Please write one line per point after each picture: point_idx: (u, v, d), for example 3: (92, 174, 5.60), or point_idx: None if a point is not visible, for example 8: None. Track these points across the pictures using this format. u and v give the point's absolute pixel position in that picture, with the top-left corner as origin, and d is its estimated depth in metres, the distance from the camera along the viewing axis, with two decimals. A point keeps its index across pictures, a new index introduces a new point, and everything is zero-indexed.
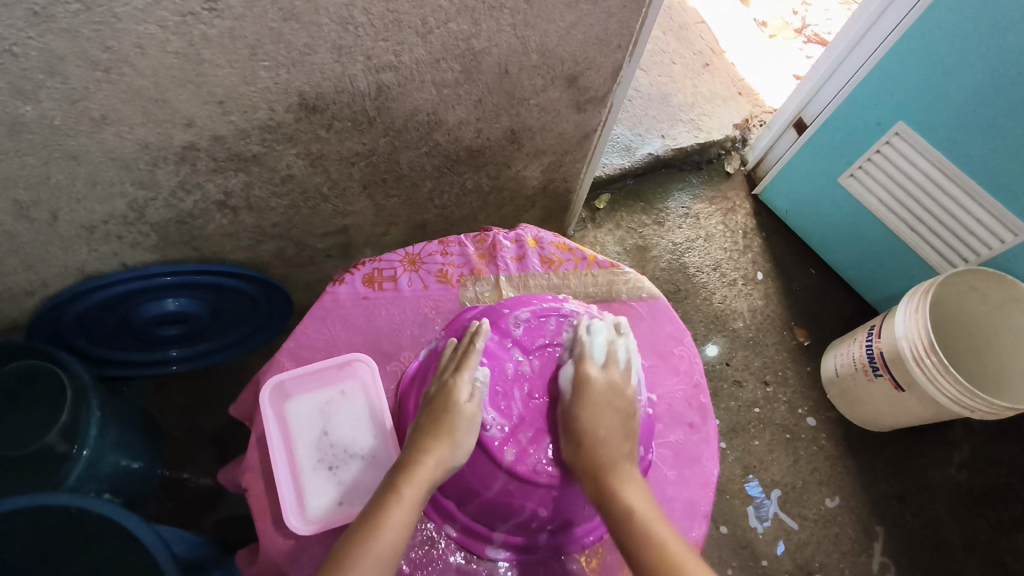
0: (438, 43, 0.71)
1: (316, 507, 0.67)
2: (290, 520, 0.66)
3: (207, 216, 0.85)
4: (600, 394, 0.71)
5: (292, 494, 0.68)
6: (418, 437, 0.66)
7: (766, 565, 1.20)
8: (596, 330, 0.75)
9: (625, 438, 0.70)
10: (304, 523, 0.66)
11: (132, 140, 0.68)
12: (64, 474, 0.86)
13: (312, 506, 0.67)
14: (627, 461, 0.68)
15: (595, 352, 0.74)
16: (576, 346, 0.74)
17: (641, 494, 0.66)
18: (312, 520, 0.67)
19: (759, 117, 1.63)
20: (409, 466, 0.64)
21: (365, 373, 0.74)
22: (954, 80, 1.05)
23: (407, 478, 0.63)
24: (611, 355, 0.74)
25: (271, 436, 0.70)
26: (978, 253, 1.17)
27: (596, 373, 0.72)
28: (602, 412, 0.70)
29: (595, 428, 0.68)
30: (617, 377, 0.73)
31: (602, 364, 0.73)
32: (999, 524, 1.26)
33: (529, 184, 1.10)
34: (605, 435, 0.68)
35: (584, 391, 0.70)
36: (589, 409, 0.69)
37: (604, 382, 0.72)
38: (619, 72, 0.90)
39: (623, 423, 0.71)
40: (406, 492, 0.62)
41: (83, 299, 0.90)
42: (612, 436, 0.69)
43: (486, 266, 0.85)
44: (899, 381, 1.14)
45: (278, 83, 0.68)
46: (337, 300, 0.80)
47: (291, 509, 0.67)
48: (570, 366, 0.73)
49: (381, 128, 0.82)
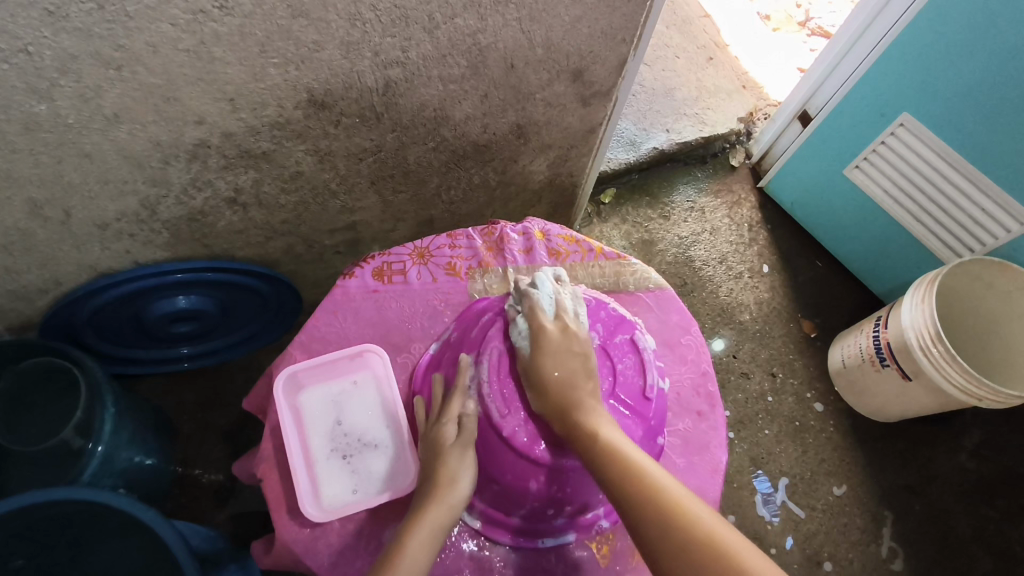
0: (445, 38, 0.72)
1: (330, 496, 0.68)
2: (305, 507, 0.66)
3: (217, 213, 0.86)
4: (552, 342, 0.68)
5: (307, 483, 0.68)
6: (422, 491, 0.65)
7: (774, 554, 1.20)
8: (544, 285, 0.74)
9: (588, 376, 0.67)
10: (319, 511, 0.67)
11: (144, 138, 0.69)
12: (80, 470, 0.87)
13: (327, 494, 0.68)
14: (592, 399, 0.66)
15: (544, 304, 0.72)
16: (524, 300, 0.73)
17: (610, 424, 0.64)
18: (327, 508, 0.67)
19: (763, 110, 1.63)
20: (412, 520, 0.62)
21: (377, 364, 0.75)
22: (956, 70, 1.05)
23: (410, 531, 0.61)
24: (559, 306, 0.72)
25: (285, 424, 0.70)
26: (984, 243, 1.17)
27: (550, 324, 0.70)
28: (561, 356, 0.68)
29: (560, 375, 0.66)
30: (571, 324, 0.71)
31: (553, 316, 0.72)
32: (1008, 513, 1.26)
33: (535, 178, 1.11)
34: (571, 384, 0.66)
35: (541, 343, 0.68)
36: (549, 359, 0.67)
37: (559, 331, 0.70)
38: (624, 66, 0.91)
39: (585, 364, 0.68)
40: (410, 546, 0.59)
41: (97, 296, 0.91)
42: (576, 378, 0.67)
43: (494, 258, 0.85)
44: (906, 371, 1.14)
45: (288, 80, 0.69)
46: (347, 293, 0.80)
47: (306, 498, 0.67)
48: (521, 321, 0.71)
49: (389, 124, 0.82)
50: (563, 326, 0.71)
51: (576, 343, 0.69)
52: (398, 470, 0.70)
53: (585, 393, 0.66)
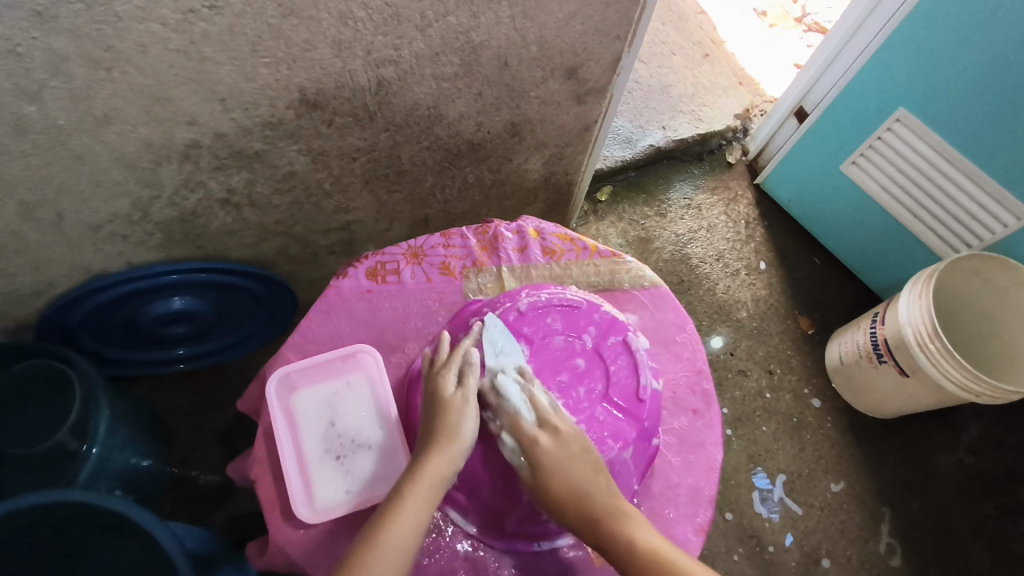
0: (437, 36, 0.71)
1: (323, 497, 0.67)
2: (298, 509, 0.66)
3: (210, 214, 0.86)
4: (551, 456, 0.64)
5: (300, 485, 0.68)
6: (423, 443, 0.65)
7: (772, 552, 1.20)
8: (510, 389, 0.68)
9: (598, 475, 0.64)
10: (313, 513, 0.66)
11: (136, 138, 0.69)
12: (74, 472, 0.86)
13: (320, 496, 0.67)
14: (612, 499, 0.63)
15: (523, 411, 0.67)
16: (500, 415, 0.68)
17: (643, 526, 0.61)
18: (321, 510, 0.67)
19: (760, 106, 1.63)
20: (414, 472, 0.62)
21: (370, 365, 0.74)
22: (952, 65, 1.05)
23: (412, 483, 0.61)
24: (537, 406, 0.68)
25: (278, 427, 0.69)
26: (981, 239, 1.16)
27: (538, 434, 0.65)
28: (566, 467, 0.64)
29: (572, 489, 0.63)
30: (558, 423, 0.67)
31: (535, 419, 0.67)
32: (1007, 509, 1.26)
33: (530, 177, 1.10)
34: (587, 492, 0.63)
35: (541, 462, 0.64)
36: (553, 476, 0.63)
37: (552, 437, 0.65)
38: (619, 63, 0.90)
39: (591, 466, 0.64)
40: (411, 499, 0.60)
41: (90, 298, 0.91)
42: (590, 483, 0.63)
43: (488, 258, 0.85)
44: (903, 367, 1.14)
45: (279, 79, 0.69)
46: (341, 293, 0.79)
47: (299, 500, 0.66)
48: (507, 437, 0.67)
49: (382, 123, 0.82)
50: (552, 430, 0.66)
51: (574, 445, 0.65)
52: (392, 471, 0.69)
53: (605, 496, 0.63)
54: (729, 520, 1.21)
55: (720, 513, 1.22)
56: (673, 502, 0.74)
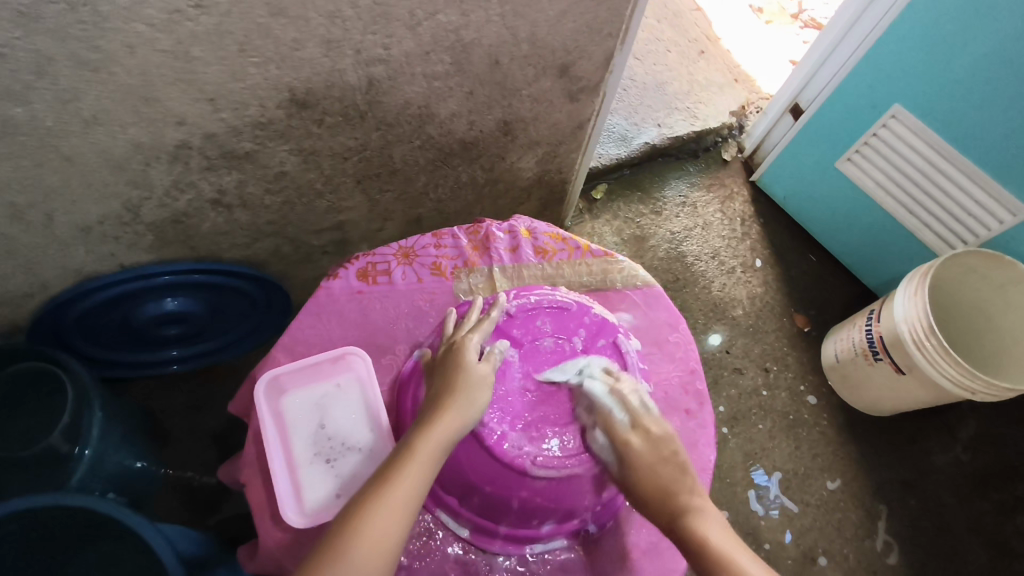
0: (427, 34, 0.71)
1: (313, 500, 0.67)
2: (286, 512, 0.65)
3: (201, 215, 0.85)
4: (643, 454, 0.67)
5: (289, 488, 0.67)
6: (435, 399, 0.66)
7: (769, 550, 1.20)
8: (598, 391, 0.71)
9: (683, 474, 0.66)
10: (302, 516, 0.66)
11: (124, 140, 0.68)
12: (68, 475, 0.86)
13: (309, 498, 0.67)
14: (695, 499, 0.64)
15: (614, 411, 0.70)
16: (591, 417, 0.71)
17: (719, 527, 0.62)
18: (310, 512, 0.66)
19: (755, 103, 1.63)
20: (425, 425, 0.63)
21: (360, 367, 0.74)
22: (947, 60, 1.05)
23: (422, 436, 0.62)
24: (628, 407, 0.70)
25: (266, 430, 0.69)
26: (977, 235, 1.16)
27: (627, 434, 0.68)
28: (655, 466, 0.66)
29: (662, 486, 0.65)
30: (648, 424, 0.69)
31: (628, 420, 0.69)
32: (1003, 506, 1.26)
33: (523, 175, 1.10)
34: (673, 490, 0.65)
35: (632, 459, 0.67)
36: (641, 474, 0.66)
37: (644, 438, 0.68)
38: (611, 61, 0.90)
39: (676, 466, 0.66)
40: (421, 451, 0.61)
41: (82, 300, 0.90)
42: (676, 481, 0.65)
43: (480, 258, 0.84)
44: (899, 364, 1.14)
45: (268, 79, 0.68)
46: (331, 294, 0.79)
47: (288, 503, 0.66)
48: (599, 436, 0.69)
49: (374, 122, 0.82)
50: (643, 430, 0.69)
51: (665, 446, 0.68)
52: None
53: (689, 495, 0.64)
54: (726, 518, 1.21)
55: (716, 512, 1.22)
56: None
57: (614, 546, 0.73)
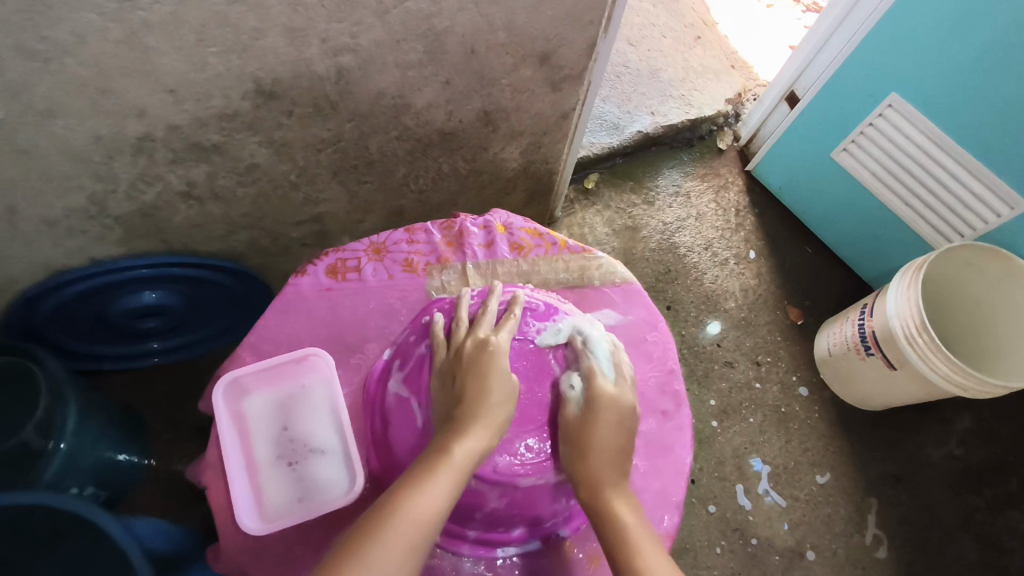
0: (397, 22, 0.68)
1: (273, 504, 0.67)
2: (246, 516, 0.66)
3: (172, 208, 0.83)
4: (610, 409, 0.68)
5: (249, 493, 0.67)
6: (467, 399, 0.63)
7: (756, 545, 1.19)
8: (596, 343, 0.73)
9: (624, 452, 0.67)
10: (262, 520, 0.66)
11: (83, 132, 0.66)
12: (39, 470, 0.84)
13: (270, 502, 0.67)
14: (623, 476, 0.66)
15: (602, 365, 0.71)
16: (581, 359, 0.72)
17: (633, 511, 0.63)
18: (270, 517, 0.67)
19: (752, 90, 1.59)
20: (460, 424, 0.62)
21: (324, 367, 0.72)
22: (947, 48, 1.01)
23: (458, 437, 0.61)
24: (617, 370, 0.72)
25: (226, 433, 0.68)
26: (974, 228, 1.13)
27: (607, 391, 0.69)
28: (612, 428, 0.67)
29: (604, 446, 0.66)
30: (625, 391, 0.71)
31: (610, 380, 0.71)
32: (995, 502, 1.25)
33: (508, 166, 1.07)
34: (612, 450, 0.66)
35: (598, 406, 0.67)
36: (599, 430, 0.66)
37: (614, 395, 0.69)
38: (595, 48, 0.87)
39: (620, 446, 0.67)
40: (456, 453, 0.59)
41: (54, 294, 0.89)
42: (614, 451, 0.66)
43: (454, 253, 0.82)
44: (891, 360, 1.12)
45: (230, 69, 0.66)
46: (300, 292, 0.77)
47: (248, 507, 0.66)
48: (577, 378, 0.70)
49: (346, 113, 0.79)
50: (618, 393, 0.70)
51: (625, 417, 0.69)
52: (341, 478, 0.68)
53: (619, 475, 0.66)
54: (712, 513, 1.20)
55: (702, 506, 1.21)
56: (638, 507, 0.72)
57: (585, 551, 0.71)
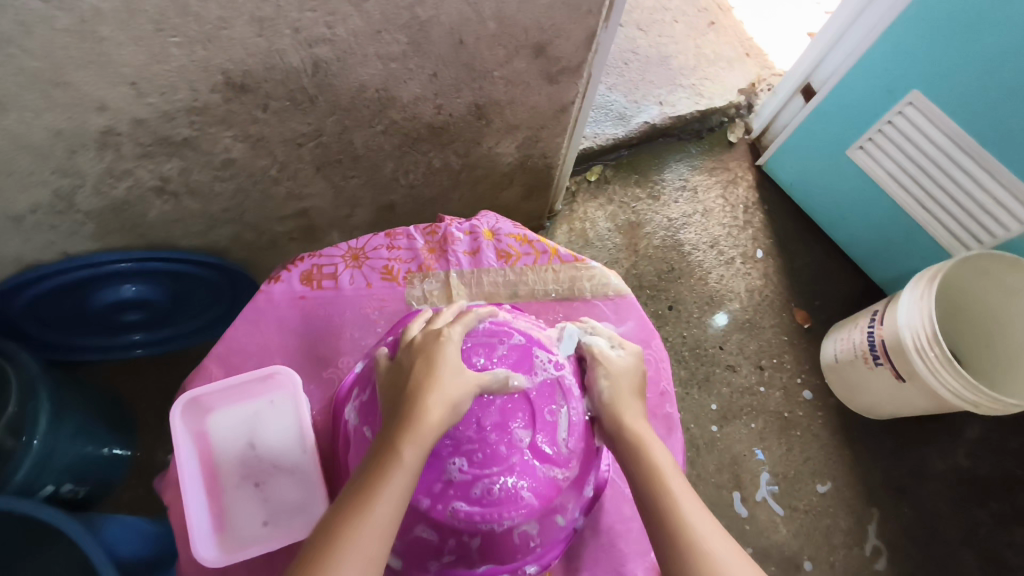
0: (376, 11, 0.63)
1: (237, 527, 0.65)
2: (208, 543, 0.63)
3: (145, 203, 0.80)
4: (635, 352, 0.70)
5: (209, 516, 0.64)
6: (416, 387, 0.56)
7: (751, 555, 1.16)
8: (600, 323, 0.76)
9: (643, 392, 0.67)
10: (224, 545, 0.64)
11: (41, 126, 0.62)
12: (13, 468, 0.82)
13: (234, 526, 0.65)
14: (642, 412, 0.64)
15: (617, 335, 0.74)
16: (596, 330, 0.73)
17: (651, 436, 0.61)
18: (233, 542, 0.64)
19: (767, 80, 1.52)
20: (411, 421, 0.54)
21: (290, 383, 0.68)
22: (974, 39, 0.94)
23: (410, 436, 0.53)
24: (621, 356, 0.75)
25: (186, 455, 0.65)
26: (993, 235, 1.06)
27: (617, 355, 0.68)
28: (633, 368, 0.68)
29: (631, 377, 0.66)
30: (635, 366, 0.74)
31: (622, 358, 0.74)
32: (1001, 517, 1.21)
33: (503, 161, 1.03)
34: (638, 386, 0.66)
35: (627, 350, 0.70)
36: (623, 363, 0.67)
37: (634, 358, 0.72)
38: (595, 39, 0.81)
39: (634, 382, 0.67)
40: (408, 454, 0.52)
41: (28, 289, 0.85)
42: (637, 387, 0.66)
43: (435, 261, 0.79)
44: (900, 372, 1.07)
45: (196, 61, 0.61)
46: (271, 300, 0.75)
47: (210, 532, 0.64)
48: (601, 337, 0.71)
49: (326, 106, 0.75)
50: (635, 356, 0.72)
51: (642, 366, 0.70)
52: (307, 500, 0.66)
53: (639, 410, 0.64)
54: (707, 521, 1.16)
55: None
56: None
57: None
